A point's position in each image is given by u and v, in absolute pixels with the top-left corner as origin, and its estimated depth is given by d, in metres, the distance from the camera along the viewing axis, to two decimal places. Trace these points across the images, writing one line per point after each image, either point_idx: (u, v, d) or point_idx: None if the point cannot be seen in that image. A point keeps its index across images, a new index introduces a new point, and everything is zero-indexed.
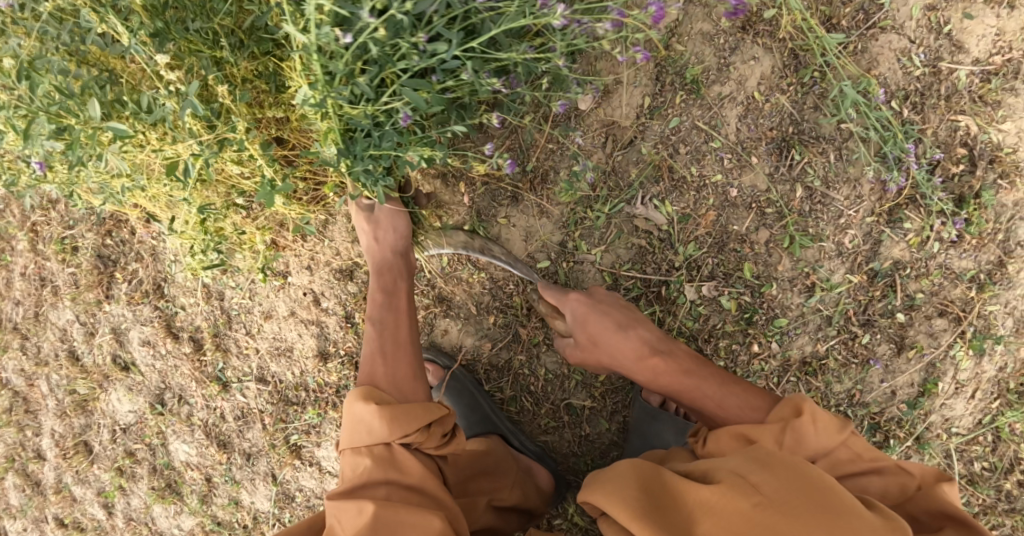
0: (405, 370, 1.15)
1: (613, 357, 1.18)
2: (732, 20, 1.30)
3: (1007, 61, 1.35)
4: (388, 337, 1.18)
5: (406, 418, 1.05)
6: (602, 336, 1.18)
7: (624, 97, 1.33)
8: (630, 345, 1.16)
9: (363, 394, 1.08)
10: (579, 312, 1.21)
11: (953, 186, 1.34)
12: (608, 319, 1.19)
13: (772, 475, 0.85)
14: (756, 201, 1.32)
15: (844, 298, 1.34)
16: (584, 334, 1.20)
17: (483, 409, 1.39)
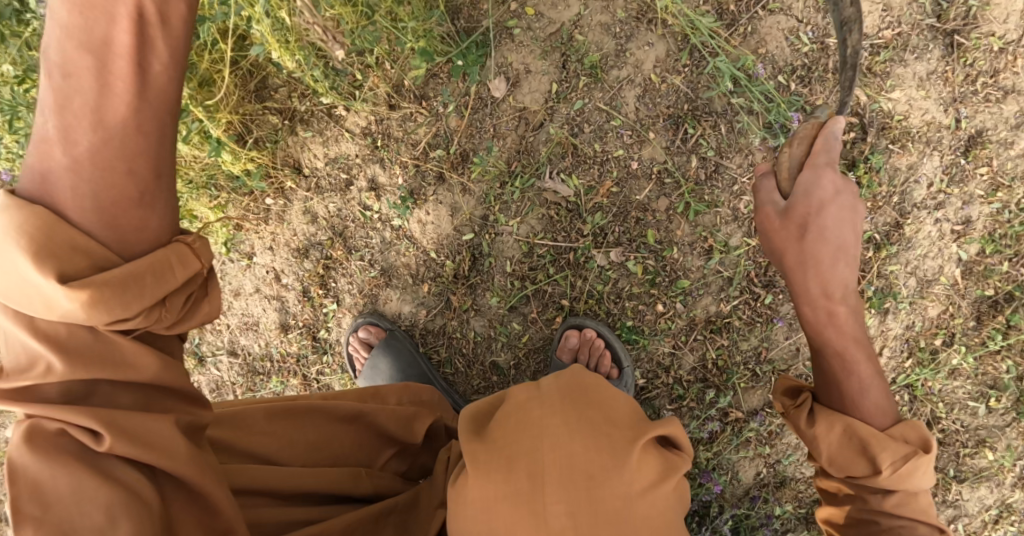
0: (113, 180, 0.80)
1: (801, 257, 0.97)
2: (627, 11, 1.45)
3: (894, 35, 1.44)
4: (77, 108, 0.78)
5: (119, 299, 0.77)
6: (816, 220, 0.96)
7: (533, 84, 1.48)
8: (839, 273, 0.96)
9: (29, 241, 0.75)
10: (818, 189, 0.98)
11: (845, 152, 1.44)
12: (843, 227, 0.96)
13: (556, 379, 0.98)
14: (654, 171, 1.44)
15: (743, 259, 1.44)
16: (800, 205, 0.98)
17: (414, 370, 1.54)
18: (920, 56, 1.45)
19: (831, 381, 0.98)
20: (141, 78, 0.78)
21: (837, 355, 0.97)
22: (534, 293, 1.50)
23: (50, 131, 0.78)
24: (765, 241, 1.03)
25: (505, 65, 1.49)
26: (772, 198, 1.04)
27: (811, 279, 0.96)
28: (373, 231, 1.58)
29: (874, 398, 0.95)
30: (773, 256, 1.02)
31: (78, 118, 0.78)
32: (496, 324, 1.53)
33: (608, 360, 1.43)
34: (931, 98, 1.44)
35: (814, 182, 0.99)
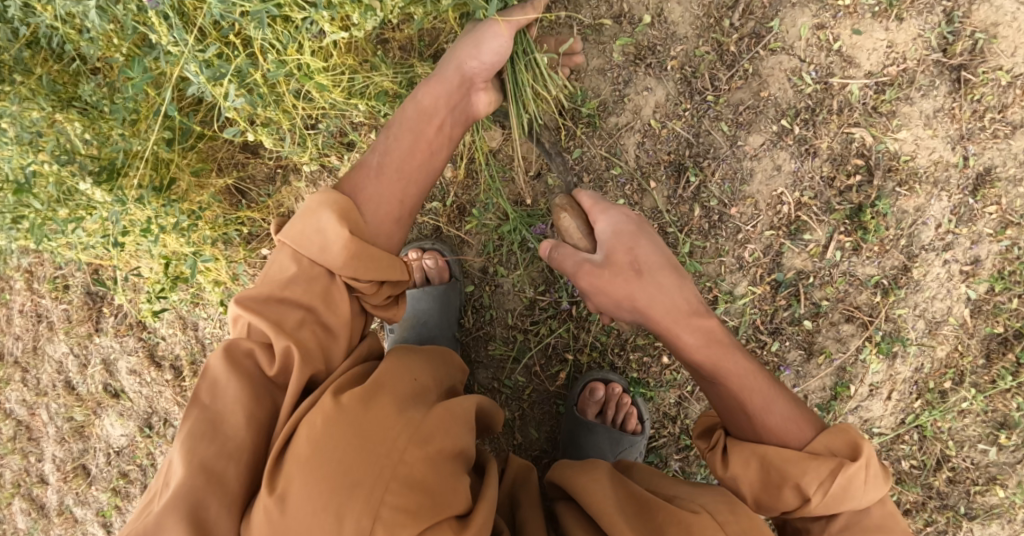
0: (391, 206, 1.18)
1: (655, 293, 1.05)
2: (624, 55, 1.42)
3: (900, 72, 1.41)
4: (396, 156, 1.19)
5: (370, 264, 1.10)
6: (634, 251, 1.07)
7: (529, 133, 1.44)
8: (676, 293, 1.05)
9: (343, 212, 1.10)
10: (620, 225, 1.09)
11: (852, 196, 1.39)
12: (659, 251, 1.08)
13: (735, 516, 0.93)
14: (657, 221, 1.40)
15: (748, 308, 1.41)
16: (619, 247, 1.07)
17: (449, 329, 1.46)
18: (926, 93, 1.41)
19: (739, 409, 1.01)
20: (431, 159, 1.22)
21: (733, 376, 1.02)
22: (536, 346, 1.46)
23: (372, 164, 1.19)
24: (607, 296, 1.07)
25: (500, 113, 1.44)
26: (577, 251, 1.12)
27: (662, 307, 1.05)
28: None
29: (780, 412, 1.00)
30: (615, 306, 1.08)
31: (387, 159, 1.19)
32: (500, 377, 1.49)
33: (636, 415, 1.41)
34: (939, 136, 1.41)
35: (615, 218, 1.10)
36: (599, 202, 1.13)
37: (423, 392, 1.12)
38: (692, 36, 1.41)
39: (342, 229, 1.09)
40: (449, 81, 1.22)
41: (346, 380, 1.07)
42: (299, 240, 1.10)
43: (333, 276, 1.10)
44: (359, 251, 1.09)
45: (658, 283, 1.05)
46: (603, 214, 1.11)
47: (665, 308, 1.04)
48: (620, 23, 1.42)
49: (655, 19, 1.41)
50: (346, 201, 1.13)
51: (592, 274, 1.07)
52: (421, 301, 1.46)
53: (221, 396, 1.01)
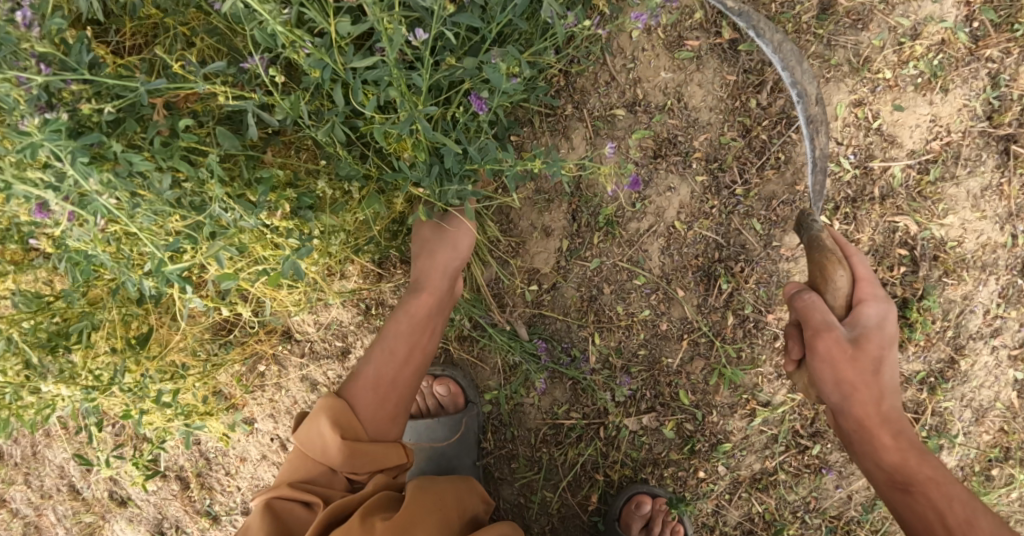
0: (386, 408, 1.16)
1: (886, 393, 1.04)
2: (642, 152, 1.28)
3: (945, 147, 1.28)
4: (388, 362, 1.17)
5: (363, 460, 1.11)
6: (882, 351, 1.03)
7: (541, 243, 1.32)
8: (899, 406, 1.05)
9: (335, 416, 1.12)
10: (883, 322, 1.05)
11: (895, 289, 1.30)
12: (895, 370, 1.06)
13: None
14: (687, 332, 1.30)
15: (787, 415, 1.32)
16: (872, 338, 1.03)
17: (470, 456, 1.39)
18: (973, 170, 1.28)
19: (938, 524, 0.98)
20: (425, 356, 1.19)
21: (933, 484, 1.00)
22: (564, 464, 1.38)
23: (366, 374, 1.17)
24: (834, 375, 1.02)
25: (506, 223, 1.32)
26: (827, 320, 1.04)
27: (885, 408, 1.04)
28: None
29: (985, 527, 0.96)
30: (839, 387, 1.03)
31: (380, 369, 1.17)
32: (526, 492, 1.40)
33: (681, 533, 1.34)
34: (987, 217, 1.29)
35: (882, 313, 1.05)
36: (873, 284, 1.06)
37: (449, 522, 1.11)
38: (716, 122, 1.27)
39: (334, 435, 1.10)
40: (430, 264, 1.21)
41: (375, 501, 1.08)
42: (304, 439, 1.12)
43: (335, 471, 1.12)
44: (356, 451, 1.11)
45: (892, 387, 1.05)
46: (873, 303, 1.05)
47: (888, 415, 1.04)
48: (634, 113, 1.28)
49: (674, 105, 1.27)
50: (338, 401, 1.14)
51: (836, 350, 1.01)
52: (438, 431, 1.39)
53: (245, 533, 1.06)
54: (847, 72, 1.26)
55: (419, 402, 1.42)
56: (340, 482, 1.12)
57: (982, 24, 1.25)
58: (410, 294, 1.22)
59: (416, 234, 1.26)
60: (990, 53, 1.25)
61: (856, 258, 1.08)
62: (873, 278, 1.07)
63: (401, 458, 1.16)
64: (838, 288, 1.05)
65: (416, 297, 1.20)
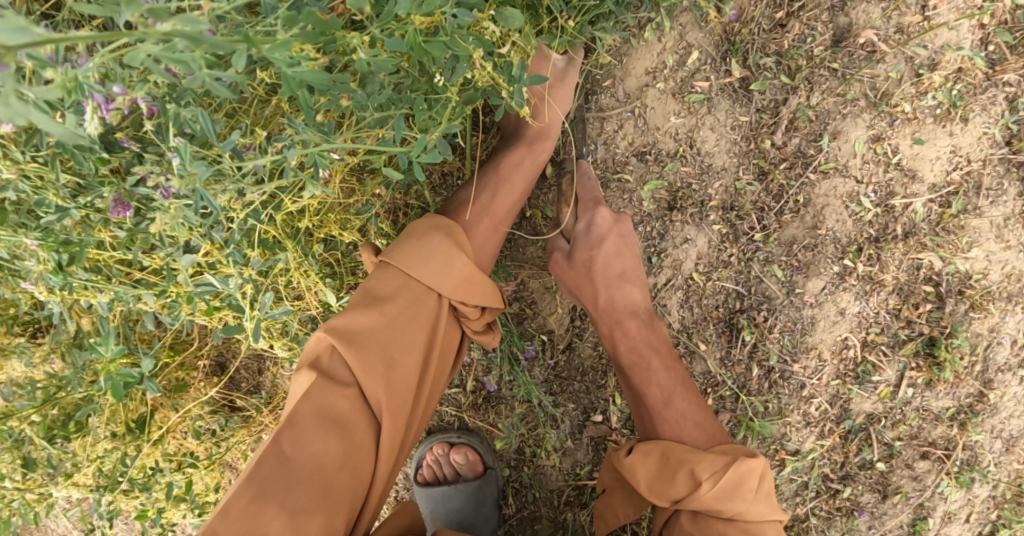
0: (495, 242, 1.07)
1: (595, 291, 1.11)
2: (655, 203, 1.21)
3: (966, 177, 1.22)
4: (505, 192, 1.08)
5: (481, 288, 0.97)
6: (594, 254, 1.12)
7: (554, 302, 1.25)
8: (625, 289, 1.12)
9: (457, 240, 0.98)
10: (597, 227, 1.13)
11: (923, 326, 1.25)
12: (621, 258, 1.13)
13: None
14: (711, 385, 1.26)
15: (817, 461, 1.29)
16: (582, 245, 1.13)
17: (489, 524, 1.32)
18: (995, 200, 1.23)
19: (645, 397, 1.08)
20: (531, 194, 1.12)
21: (637, 372, 1.09)
22: (591, 525, 1.33)
23: (483, 202, 1.06)
24: (561, 284, 1.16)
25: (516, 282, 1.25)
26: (561, 244, 1.16)
27: (618, 292, 1.11)
28: (394, 466, 1.43)
29: (680, 408, 1.05)
30: (574, 293, 1.14)
31: (496, 197, 1.07)
32: None
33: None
34: (1012, 246, 1.24)
35: (591, 222, 1.13)
36: (595, 199, 1.15)
37: None
38: (731, 166, 1.22)
39: (456, 254, 0.95)
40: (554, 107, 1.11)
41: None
42: (409, 263, 0.94)
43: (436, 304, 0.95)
44: (470, 281, 0.96)
45: (593, 287, 1.11)
46: (589, 210, 1.14)
47: (631, 315, 1.11)
48: (645, 162, 1.21)
49: (686, 152, 1.21)
50: (453, 226, 1.00)
51: (558, 270, 1.14)
52: (455, 500, 1.33)
53: (293, 456, 0.81)
54: (864, 106, 1.21)
55: (434, 470, 1.35)
56: (443, 320, 0.95)
57: (998, 47, 1.19)
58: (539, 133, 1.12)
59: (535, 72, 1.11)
60: (1007, 77, 1.19)
61: (581, 181, 1.17)
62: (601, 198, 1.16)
63: (503, 301, 1.02)
64: (566, 225, 1.17)
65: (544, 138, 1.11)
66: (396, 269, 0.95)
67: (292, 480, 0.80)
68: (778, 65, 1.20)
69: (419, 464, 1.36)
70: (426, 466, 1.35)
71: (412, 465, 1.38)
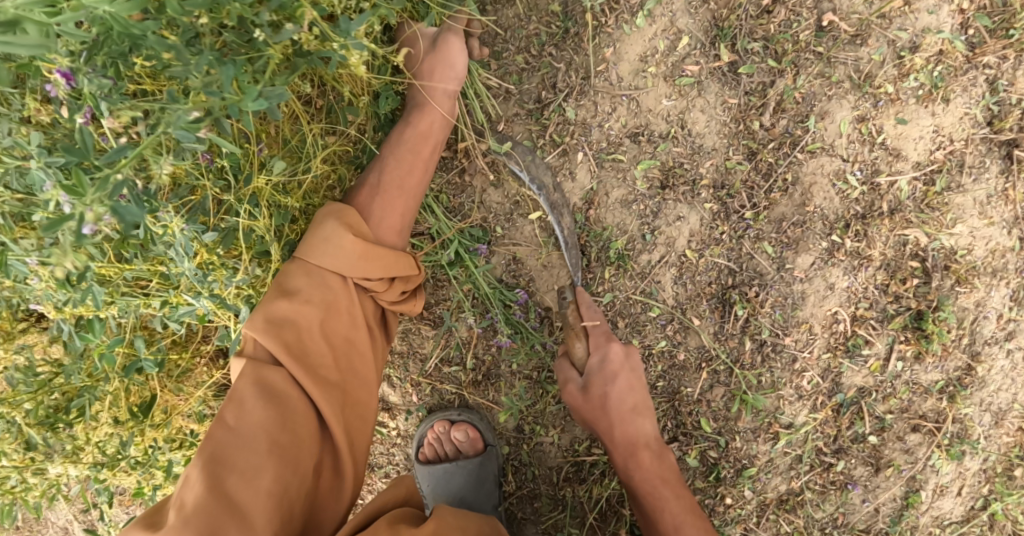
0: (396, 218, 1.15)
1: (609, 425, 1.18)
2: (649, 182, 1.25)
3: (948, 156, 1.26)
4: (400, 173, 1.16)
5: (375, 261, 1.08)
6: (610, 396, 1.17)
7: (551, 280, 1.29)
8: (638, 430, 1.19)
9: (349, 221, 1.08)
10: (610, 362, 1.18)
11: (910, 301, 1.29)
12: (633, 390, 1.19)
13: None
14: (705, 360, 1.29)
15: (810, 434, 1.32)
16: (597, 381, 1.17)
17: (491, 501, 1.35)
18: (977, 177, 1.27)
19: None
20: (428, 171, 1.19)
21: (651, 497, 1.17)
22: (589, 501, 1.36)
23: (373, 182, 1.15)
24: (575, 412, 1.21)
25: (514, 261, 1.29)
26: (571, 372, 1.21)
27: (630, 436, 1.18)
28: (395, 448, 1.47)
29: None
30: (584, 418, 1.20)
31: (383, 173, 1.15)
32: (551, 531, 1.38)
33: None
34: (995, 223, 1.28)
35: (605, 358, 1.18)
36: (603, 336, 1.20)
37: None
38: (721, 146, 1.26)
39: (347, 233, 1.07)
40: (443, 95, 1.18)
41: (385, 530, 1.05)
42: (313, 247, 1.06)
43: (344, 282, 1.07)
44: (367, 255, 1.07)
45: (610, 422, 1.18)
46: (601, 349, 1.19)
47: (640, 454, 1.18)
48: (638, 142, 1.25)
49: (678, 133, 1.25)
50: (347, 209, 1.11)
51: (570, 398, 1.19)
52: (458, 478, 1.36)
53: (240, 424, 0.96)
54: (849, 88, 1.25)
55: (435, 449, 1.37)
56: (348, 294, 1.07)
57: (977, 31, 1.23)
58: (415, 106, 1.19)
59: (411, 57, 1.18)
60: (987, 59, 1.24)
61: (584, 307, 1.22)
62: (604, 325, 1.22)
63: (409, 269, 1.14)
64: (576, 356, 1.21)
65: (416, 108, 1.18)
66: (302, 263, 1.07)
67: (241, 443, 0.95)
68: (765, 49, 1.25)
69: (420, 443, 1.38)
70: (427, 444, 1.37)
71: (413, 444, 1.39)
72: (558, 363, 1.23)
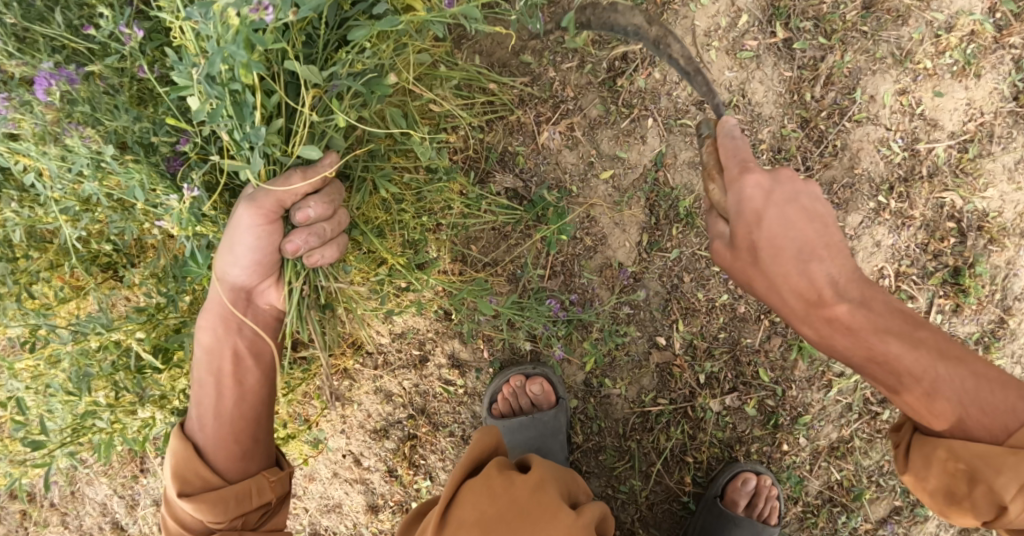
0: (227, 447, 1.10)
1: (769, 282, 0.92)
2: None
3: (980, 126, 1.39)
4: (203, 403, 1.09)
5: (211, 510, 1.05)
6: (761, 242, 0.90)
7: (621, 239, 1.39)
8: (816, 273, 0.89)
9: (178, 470, 1.07)
10: (748, 200, 0.90)
11: (948, 258, 1.41)
12: (793, 228, 0.90)
13: None
14: (764, 312, 1.40)
15: (859, 383, 1.43)
16: (736, 227, 0.91)
17: (563, 452, 1.42)
18: (1007, 146, 1.39)
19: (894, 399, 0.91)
20: (240, 390, 1.11)
21: (874, 358, 0.89)
22: (653, 450, 1.44)
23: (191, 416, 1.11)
24: (730, 274, 0.97)
25: (587, 221, 1.39)
26: (716, 225, 0.98)
27: (807, 285, 0.90)
28: (462, 405, 1.54)
29: (950, 390, 0.86)
30: (741, 280, 0.96)
31: (196, 409, 1.10)
32: (615, 481, 1.45)
33: (778, 511, 1.41)
34: None
35: (740, 196, 0.90)
36: (730, 162, 0.94)
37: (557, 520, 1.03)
38: (777, 115, 1.38)
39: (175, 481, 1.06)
40: (217, 306, 1.09)
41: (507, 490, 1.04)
42: (182, 478, 1.07)
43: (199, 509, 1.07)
44: (210, 500, 1.05)
45: (768, 281, 0.92)
46: (730, 185, 0.91)
47: (821, 306, 0.90)
48: (704, 110, 1.36)
49: (738, 101, 1.38)
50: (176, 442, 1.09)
51: (717, 257, 0.97)
52: (530, 429, 1.42)
53: None
54: (891, 63, 1.38)
55: (509, 403, 1.43)
56: (197, 523, 1.07)
57: (1004, 15, 1.35)
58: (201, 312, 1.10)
59: (217, 254, 1.05)
60: (1015, 39, 1.36)
61: (721, 138, 0.96)
62: (729, 151, 0.94)
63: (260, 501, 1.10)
64: (716, 201, 0.96)
65: (205, 315, 1.10)
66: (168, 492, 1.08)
67: None
68: (816, 28, 1.37)
69: (494, 397, 1.44)
70: (503, 398, 1.43)
71: (487, 399, 1.46)
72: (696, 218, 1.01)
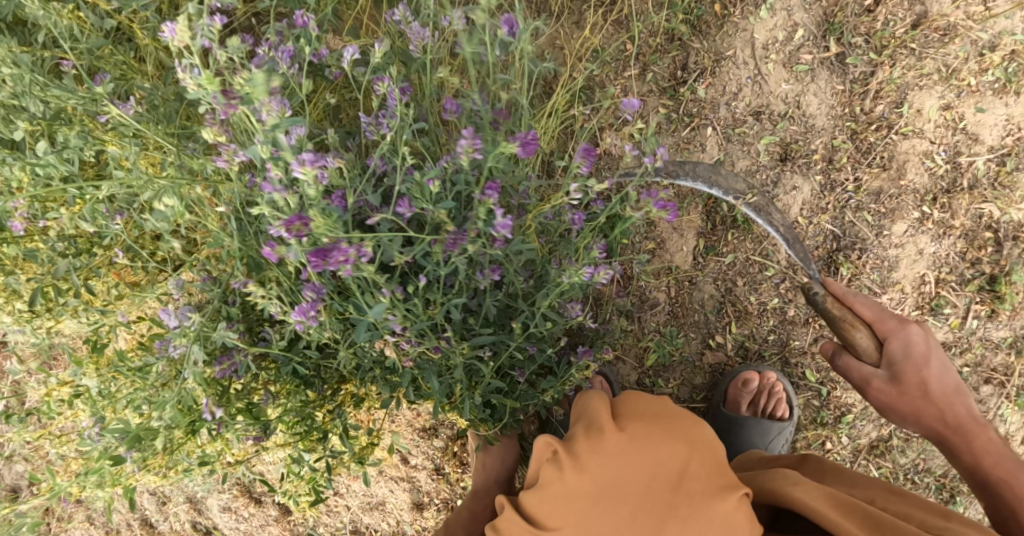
0: None
1: (938, 410, 1.10)
2: (770, 155, 1.43)
3: (1018, 141, 1.45)
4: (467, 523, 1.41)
5: None
6: (928, 378, 1.10)
7: (679, 244, 1.45)
8: (963, 410, 1.10)
9: None
10: (915, 345, 1.12)
11: (985, 266, 1.48)
12: (948, 372, 1.11)
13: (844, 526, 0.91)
14: (813, 316, 1.45)
15: None
16: (907, 368, 1.11)
17: None
18: None
19: None
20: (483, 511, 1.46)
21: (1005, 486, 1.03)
22: None
23: None
24: (888, 408, 1.13)
25: (648, 226, 1.44)
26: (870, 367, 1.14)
27: (960, 409, 1.10)
28: None
29: None
30: (899, 413, 1.13)
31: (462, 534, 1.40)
32: None
33: (785, 401, 1.41)
34: None
35: (908, 343, 1.12)
36: (886, 319, 1.15)
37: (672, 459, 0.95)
38: (829, 127, 1.44)
39: None
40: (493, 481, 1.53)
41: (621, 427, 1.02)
42: None
43: None
44: None
45: (937, 410, 1.10)
46: (899, 334, 1.13)
47: (953, 429, 1.09)
48: (760, 120, 1.43)
49: (794, 113, 1.43)
50: None
51: (879, 391, 1.13)
52: None
53: None
54: (937, 80, 1.44)
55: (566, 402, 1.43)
56: None
57: None
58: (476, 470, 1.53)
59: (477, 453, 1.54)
60: None
61: (859, 300, 1.18)
62: (881, 312, 1.17)
63: None
64: (863, 347, 1.16)
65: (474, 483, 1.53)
66: None
67: None
68: (867, 43, 1.43)
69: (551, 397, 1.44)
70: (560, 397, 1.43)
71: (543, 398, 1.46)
72: (838, 362, 1.18)
